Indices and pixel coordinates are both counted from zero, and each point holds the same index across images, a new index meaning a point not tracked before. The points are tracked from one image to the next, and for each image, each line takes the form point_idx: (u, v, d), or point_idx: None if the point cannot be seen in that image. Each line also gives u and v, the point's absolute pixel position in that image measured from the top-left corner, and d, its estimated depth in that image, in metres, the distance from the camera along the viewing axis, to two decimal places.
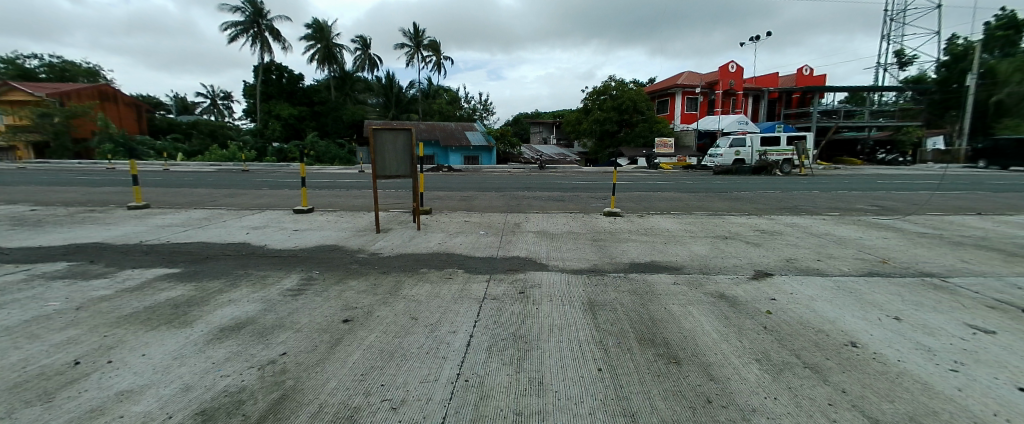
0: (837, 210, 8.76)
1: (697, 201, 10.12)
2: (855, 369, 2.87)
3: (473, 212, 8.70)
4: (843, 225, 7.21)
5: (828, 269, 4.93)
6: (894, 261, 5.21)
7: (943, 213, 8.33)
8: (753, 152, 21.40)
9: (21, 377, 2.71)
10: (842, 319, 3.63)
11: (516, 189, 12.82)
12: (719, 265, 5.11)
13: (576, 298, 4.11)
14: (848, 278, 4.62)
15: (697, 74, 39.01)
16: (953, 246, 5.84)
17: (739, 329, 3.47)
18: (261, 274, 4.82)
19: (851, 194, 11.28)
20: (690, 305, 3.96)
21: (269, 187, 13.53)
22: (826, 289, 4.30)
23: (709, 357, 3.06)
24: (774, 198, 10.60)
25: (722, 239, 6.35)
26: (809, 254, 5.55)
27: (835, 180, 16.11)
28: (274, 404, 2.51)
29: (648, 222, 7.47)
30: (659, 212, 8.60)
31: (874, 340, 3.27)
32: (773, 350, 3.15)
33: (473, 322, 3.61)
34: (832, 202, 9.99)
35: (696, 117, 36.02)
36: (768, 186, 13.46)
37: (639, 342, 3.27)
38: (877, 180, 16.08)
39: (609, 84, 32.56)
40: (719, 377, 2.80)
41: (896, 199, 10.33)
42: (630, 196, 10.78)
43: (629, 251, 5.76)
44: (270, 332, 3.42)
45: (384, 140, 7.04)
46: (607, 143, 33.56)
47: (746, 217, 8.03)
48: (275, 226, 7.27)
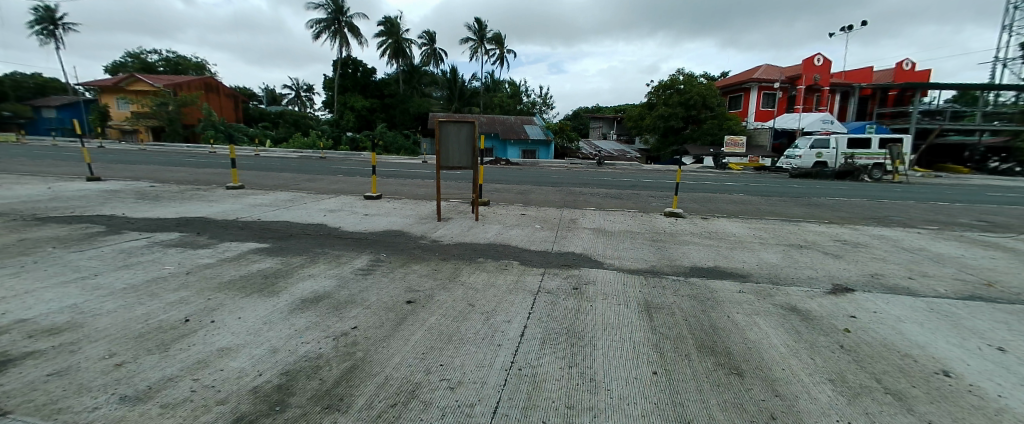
0: (935, 223, 7.81)
1: (769, 205, 9.48)
2: (947, 401, 2.59)
3: (530, 205, 8.80)
4: (942, 240, 6.43)
5: (920, 288, 4.45)
6: (1002, 285, 4.58)
7: None
8: (837, 154, 19.50)
9: (144, 328, 3.19)
10: (935, 345, 3.27)
11: (573, 185, 12.75)
12: (791, 276, 4.78)
13: (632, 298, 4.05)
14: (944, 301, 4.13)
15: (777, 68, 36.13)
16: None
17: (811, 346, 3.25)
18: (336, 253, 5.25)
19: (952, 207, 10.00)
20: (755, 315, 3.76)
21: (343, 173, 14.55)
22: (916, 311, 3.88)
23: (776, 372, 2.90)
24: (858, 206, 9.67)
25: (796, 247, 5.92)
26: (898, 270, 5.03)
27: (933, 190, 14.34)
28: (346, 372, 2.76)
29: (713, 225, 7.14)
30: (724, 215, 8.18)
31: (971, 370, 2.93)
32: (849, 372, 2.92)
33: (527, 313, 3.69)
34: (929, 214, 8.92)
35: (772, 114, 33.45)
36: (851, 192, 12.26)
37: (698, 349, 3.17)
38: (987, 192, 14.05)
39: (676, 78, 31.13)
40: (784, 394, 2.67)
41: (1010, 215, 9.02)
42: (694, 197, 10.32)
43: (689, 253, 5.56)
44: (344, 306, 3.74)
45: (449, 132, 7.28)
46: (671, 140, 32.16)
47: (825, 225, 7.41)
48: (348, 210, 7.83)
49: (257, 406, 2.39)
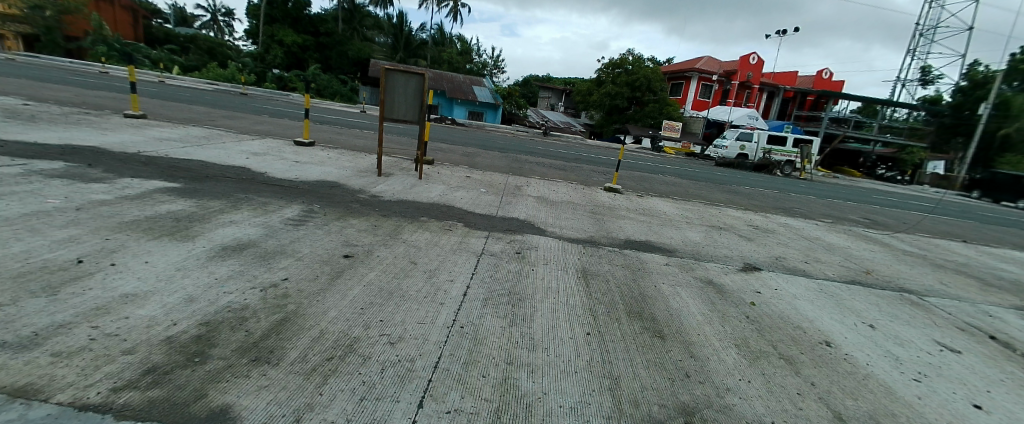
0: (830, 217, 8.91)
1: (697, 189, 10.20)
2: (826, 366, 3.06)
3: (474, 168, 8.67)
4: (834, 233, 7.38)
5: (813, 271, 5.12)
6: (876, 273, 5.41)
7: (929, 236, 8.60)
8: (757, 148, 21.33)
9: (23, 268, 2.74)
10: (821, 319, 3.81)
11: (519, 152, 12.73)
12: (711, 253, 5.26)
13: (571, 265, 4.22)
14: (830, 283, 4.80)
15: (716, 61, 38.18)
16: (937, 269, 6.08)
17: (723, 315, 3.63)
18: (262, 200, 4.82)
19: (844, 204, 11.44)
20: (679, 286, 4.11)
21: (269, 114, 13.22)
22: (808, 290, 4.48)
23: (693, 336, 3.21)
24: (770, 197, 10.75)
25: (716, 229, 6.48)
26: (797, 254, 5.73)
27: (832, 188, 16.33)
28: (276, 324, 2.60)
29: (647, 203, 7.55)
30: (657, 194, 8.68)
31: (847, 342, 3.46)
32: (751, 338, 3.32)
33: (470, 274, 3.69)
34: (826, 209, 10.13)
35: (707, 105, 35.59)
36: (767, 184, 13.53)
37: (628, 315, 3.40)
38: (873, 194, 16.30)
39: (626, 58, 31.81)
40: (699, 356, 2.97)
41: (887, 216, 10.54)
42: (633, 176, 10.76)
43: (625, 227, 5.87)
44: (272, 256, 3.49)
45: (396, 82, 6.89)
46: (614, 119, 33.10)
47: (742, 211, 8.16)
48: (275, 154, 7.17)
49: (174, 356, 2.18)
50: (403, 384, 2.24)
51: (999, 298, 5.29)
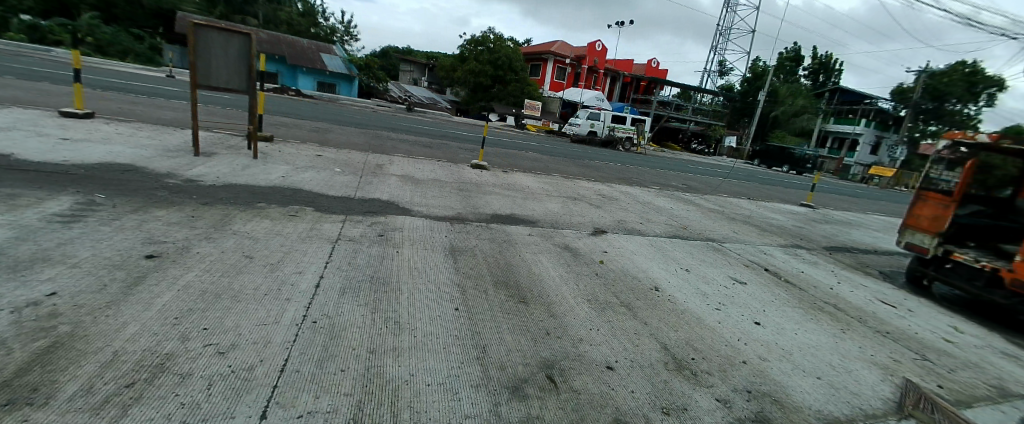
0: (660, 185, 10.52)
1: (555, 164, 10.98)
2: (656, 308, 3.67)
3: (327, 146, 7.84)
4: (662, 197, 8.73)
5: (647, 230, 6.00)
6: (691, 228, 6.59)
7: (727, 196, 10.82)
8: (604, 126, 23.92)
9: None
10: (652, 269, 4.52)
11: (380, 129, 11.93)
12: (567, 221, 5.73)
13: (437, 243, 4.14)
14: (659, 238, 5.69)
15: (569, 46, 41.24)
16: (731, 222, 7.70)
17: (577, 275, 4.01)
18: (7, 192, 3.55)
19: (670, 173, 13.64)
20: (540, 253, 4.39)
21: (17, 76, 9.80)
22: (643, 246, 5.23)
23: (552, 297, 3.48)
24: (615, 169, 12.18)
25: (572, 199, 7.08)
26: (635, 217, 6.63)
27: (661, 161, 19.27)
28: (41, 354, 1.95)
29: (511, 179, 7.83)
30: (521, 169, 9.06)
31: (672, 286, 4.17)
32: (601, 292, 3.75)
33: (323, 262, 3.34)
34: (657, 178, 11.94)
35: (563, 86, 38.40)
36: (613, 158, 15.28)
37: (494, 284, 3.50)
38: (690, 165, 19.75)
39: (487, 36, 32.21)
40: (557, 313, 3.24)
41: (699, 181, 12.91)
42: (498, 152, 11.02)
43: (491, 202, 5.99)
44: (26, 267, 2.60)
45: (211, 41, 5.72)
46: (479, 96, 33.34)
47: (593, 182, 9.07)
48: (30, 130, 5.36)
49: None
50: (240, 396, 1.91)
51: (768, 240, 6.97)
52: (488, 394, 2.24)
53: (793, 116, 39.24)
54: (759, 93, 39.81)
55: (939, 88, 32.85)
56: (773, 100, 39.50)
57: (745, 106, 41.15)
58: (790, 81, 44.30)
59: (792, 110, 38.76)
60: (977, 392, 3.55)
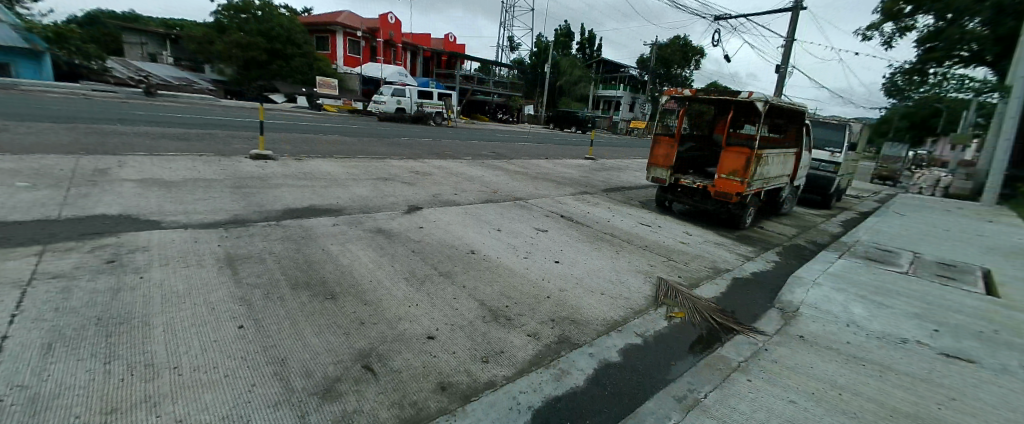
0: (471, 155, 10.97)
1: (360, 145, 10.28)
2: (473, 270, 3.85)
3: (5, 153, 5.49)
4: (473, 167, 9.13)
5: (461, 200, 6.17)
6: (501, 191, 7.09)
7: (530, 158, 12.03)
8: (412, 102, 23.38)
9: None
10: (468, 235, 4.70)
11: (108, 122, 9.02)
12: (377, 204, 5.43)
13: (209, 255, 3.39)
14: (471, 205, 5.93)
15: (357, 17, 38.00)
16: (532, 180, 8.60)
17: (391, 256, 3.87)
18: None
19: (479, 144, 14.37)
20: (347, 242, 4.06)
21: None
22: (458, 215, 5.38)
23: (364, 284, 3.27)
24: (425, 144, 12.15)
25: (382, 180, 6.75)
26: (449, 189, 6.74)
27: (471, 132, 20.14)
28: None
29: (308, 166, 6.99)
30: (319, 155, 8.15)
31: (486, 247, 4.43)
32: (417, 267, 3.71)
33: (10, 316, 2.34)
34: (468, 149, 12.42)
35: (359, 61, 35.55)
36: (422, 134, 15.23)
37: (292, 287, 3.08)
38: (497, 134, 21.25)
39: (251, 2, 27.66)
40: (371, 300, 3.06)
41: (505, 148, 13.98)
42: (288, 139, 9.67)
43: (282, 197, 5.21)
44: None
45: None
46: (254, 74, 28.44)
47: (403, 160, 8.82)
48: None
49: None
50: None
51: (562, 190, 8.08)
52: (290, 408, 1.96)
53: (574, 85, 45.85)
54: (545, 65, 45.00)
55: (665, 58, 43.53)
56: (556, 71, 45.67)
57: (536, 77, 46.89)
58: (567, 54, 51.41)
59: (572, 79, 45.20)
60: (704, 275, 4.91)
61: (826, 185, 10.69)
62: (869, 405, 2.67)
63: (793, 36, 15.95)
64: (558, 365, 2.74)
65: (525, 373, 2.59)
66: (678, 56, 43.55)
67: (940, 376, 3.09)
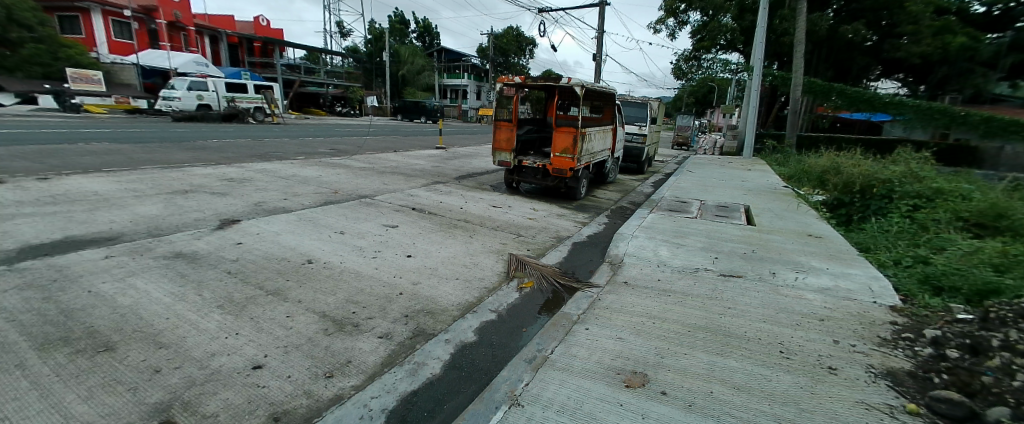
0: (303, 154, 9.87)
1: (149, 153, 8.32)
2: (309, 281, 3.48)
3: None
4: (305, 167, 8.22)
5: (292, 205, 5.51)
6: (341, 190, 6.56)
7: (373, 152, 11.42)
8: (219, 97, 19.86)
9: None
10: (302, 244, 4.23)
11: None
12: (177, 223, 4.48)
13: None
14: (305, 209, 5.34)
15: None
16: (376, 175, 8.17)
17: (199, 283, 3.23)
18: None
19: (313, 140, 13.03)
20: (131, 276, 3.24)
21: None
22: (288, 222, 4.79)
23: (159, 324, 2.65)
24: (243, 146, 10.47)
25: (182, 193, 5.58)
26: (276, 195, 5.94)
27: (303, 128, 18.16)
28: None
29: (63, 187, 5.34)
30: (81, 170, 6.31)
31: (325, 254, 4.05)
32: (236, 291, 3.18)
33: None
34: (299, 147, 11.14)
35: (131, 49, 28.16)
36: (237, 134, 13.14)
37: (42, 348, 2.32)
38: (334, 128, 19.61)
39: None
40: (170, 341, 2.50)
41: (345, 143, 12.98)
42: (29, 152, 7.26)
43: (17, 231, 3.87)
44: None
45: None
46: None
47: (213, 167, 7.44)
48: None
49: None
50: None
51: (412, 182, 7.88)
52: None
53: (417, 74, 44.92)
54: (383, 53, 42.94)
55: (502, 47, 45.82)
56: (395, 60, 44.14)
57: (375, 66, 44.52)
58: (405, 42, 50.14)
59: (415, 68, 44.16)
60: (548, 245, 5.37)
61: (638, 154, 12.78)
62: (674, 327, 3.28)
63: (604, 27, 18.32)
64: (413, 360, 2.67)
65: (378, 377, 2.45)
66: (514, 45, 46.35)
67: (719, 292, 3.97)
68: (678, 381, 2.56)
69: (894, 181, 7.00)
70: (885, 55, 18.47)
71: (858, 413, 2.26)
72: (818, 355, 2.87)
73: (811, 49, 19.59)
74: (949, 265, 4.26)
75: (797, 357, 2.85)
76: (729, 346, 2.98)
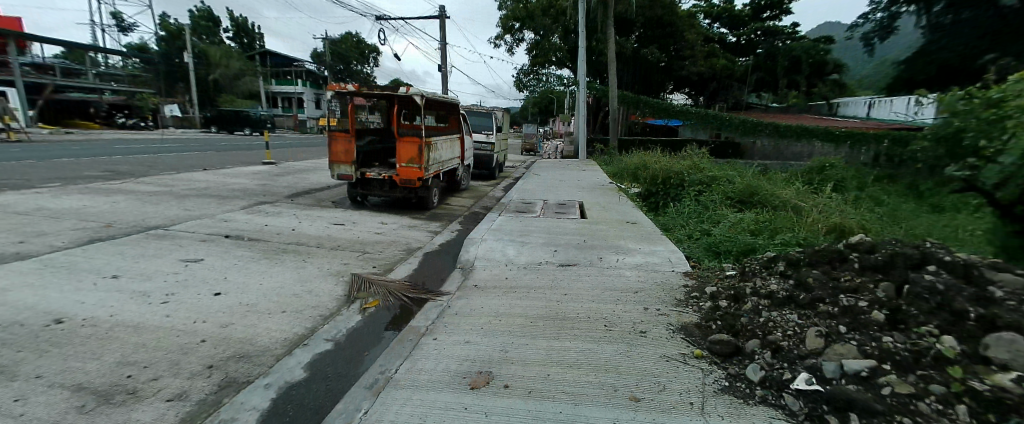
0: (59, 180, 7.71)
1: None
2: (60, 346, 2.66)
3: None
4: (63, 196, 6.42)
5: (38, 249, 4.22)
6: (119, 224, 5.32)
7: (171, 172, 9.61)
8: None
9: None
10: (50, 300, 3.25)
11: None
12: None
13: None
14: (60, 254, 4.18)
15: None
16: (175, 201, 6.89)
17: None
18: None
19: (77, 161, 10.27)
20: None
21: None
22: (29, 273, 3.64)
23: None
24: None
25: None
26: (11, 237, 4.46)
27: (61, 146, 14.20)
28: None
29: None
30: None
31: (89, 309, 3.18)
32: None
33: None
34: (54, 171, 8.66)
35: None
36: None
37: None
38: (112, 144, 15.80)
39: None
40: None
41: (129, 163, 10.58)
42: None
43: None
44: None
45: None
46: None
47: None
48: None
49: None
50: None
51: (227, 206, 6.83)
52: None
53: (234, 80, 39.87)
54: (184, 54, 36.44)
55: (340, 53, 43.30)
56: (203, 63, 38.00)
57: (174, 69, 37.24)
58: (212, 44, 43.64)
59: (230, 73, 39.11)
60: (396, 259, 5.13)
61: (488, 160, 13.34)
62: (517, 321, 3.42)
63: (445, 40, 18.62)
64: (221, 415, 2.20)
65: None
66: (354, 52, 44.24)
67: (558, 281, 4.31)
68: (520, 371, 2.66)
69: (684, 173, 8.68)
70: (674, 73, 23.00)
71: (663, 367, 2.66)
72: (634, 323, 3.31)
73: (622, 67, 23.23)
74: (722, 234, 5.43)
75: (619, 327, 3.23)
76: (564, 330, 3.23)
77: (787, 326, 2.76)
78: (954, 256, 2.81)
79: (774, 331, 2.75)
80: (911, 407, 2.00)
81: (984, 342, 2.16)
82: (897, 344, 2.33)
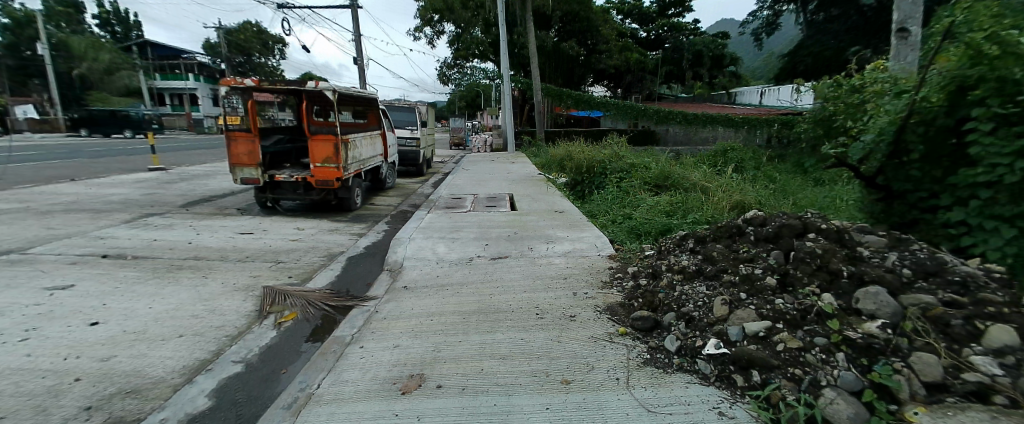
0: None
1: None
2: None
3: None
4: None
5: None
6: None
7: (32, 185, 8.42)
8: None
9: None
10: None
11: None
12: None
13: None
14: None
15: None
16: (38, 217, 6.07)
17: None
18: None
19: None
20: None
21: None
22: None
23: None
24: None
25: None
26: None
27: None
28: None
29: None
30: None
31: None
32: None
33: None
34: None
35: None
36: None
37: None
38: None
39: None
40: None
41: None
42: None
43: None
44: None
45: None
46: None
47: None
48: None
49: None
50: None
51: (106, 220, 6.14)
52: None
53: (106, 75, 34.81)
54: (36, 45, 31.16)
55: (239, 44, 39.44)
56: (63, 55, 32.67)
57: (25, 63, 31.54)
58: (73, 33, 37.64)
59: (100, 67, 34.05)
60: (314, 265, 4.80)
61: (414, 157, 12.95)
62: (449, 318, 3.35)
63: (359, 31, 17.68)
64: None
65: None
66: (255, 43, 40.53)
67: (489, 275, 4.28)
68: (451, 369, 2.60)
69: (606, 161, 9.08)
70: (593, 66, 23.99)
71: (590, 347, 2.76)
72: (564, 308, 3.40)
73: (544, 60, 23.71)
74: (641, 217, 5.76)
75: (549, 314, 3.29)
76: (496, 322, 3.22)
77: (698, 297, 2.98)
78: (830, 224, 3.21)
79: (688, 303, 2.96)
80: (800, 359, 2.26)
81: (856, 296, 2.51)
82: (789, 304, 2.61)
